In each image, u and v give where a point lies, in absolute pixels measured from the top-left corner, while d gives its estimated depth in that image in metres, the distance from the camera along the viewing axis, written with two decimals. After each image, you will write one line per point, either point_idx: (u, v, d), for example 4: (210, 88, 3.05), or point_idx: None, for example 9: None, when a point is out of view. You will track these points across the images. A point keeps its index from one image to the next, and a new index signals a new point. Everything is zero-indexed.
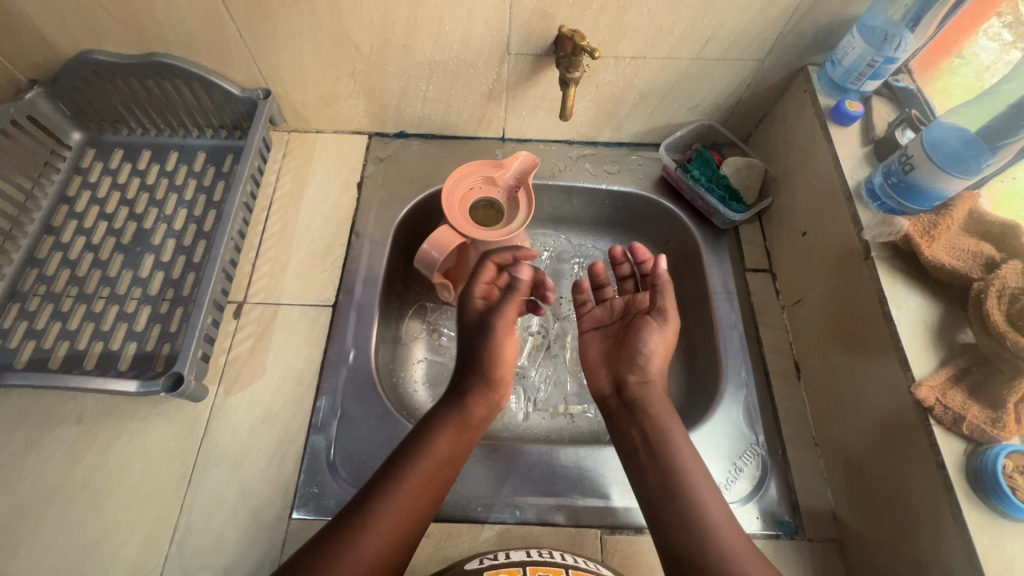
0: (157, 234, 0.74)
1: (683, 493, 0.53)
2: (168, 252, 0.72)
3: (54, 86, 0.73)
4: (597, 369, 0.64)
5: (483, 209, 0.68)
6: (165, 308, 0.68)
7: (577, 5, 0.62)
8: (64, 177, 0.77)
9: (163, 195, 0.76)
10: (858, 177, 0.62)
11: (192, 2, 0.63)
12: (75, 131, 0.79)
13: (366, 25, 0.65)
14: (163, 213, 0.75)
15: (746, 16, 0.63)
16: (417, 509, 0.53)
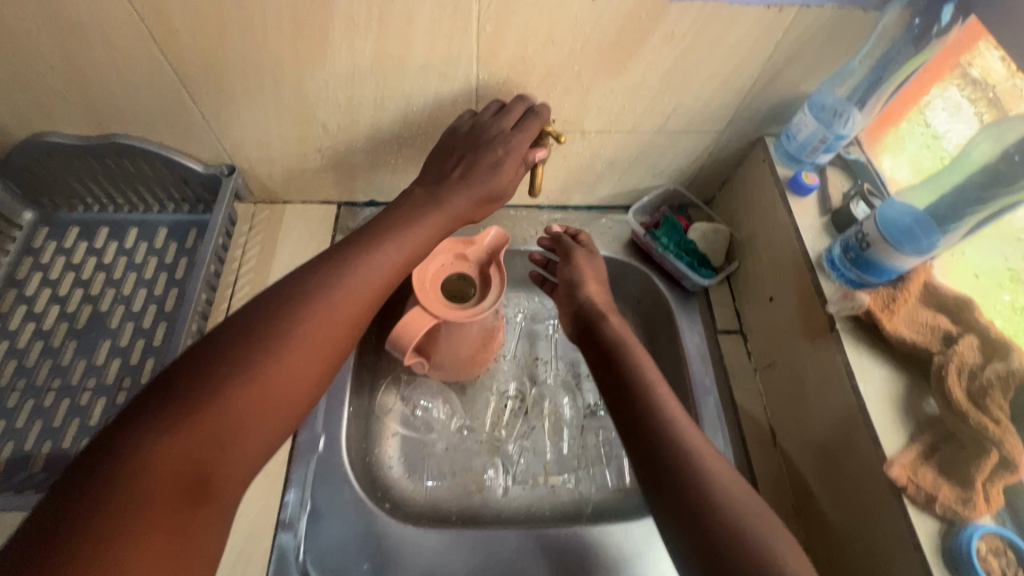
0: (114, 317, 0.70)
1: (699, 479, 0.48)
2: (126, 336, 0.69)
3: (3, 167, 0.70)
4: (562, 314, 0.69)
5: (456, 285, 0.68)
6: (122, 398, 0.65)
7: (542, 87, 0.63)
8: (14, 259, 0.74)
9: (121, 275, 0.74)
10: (819, 248, 0.64)
11: (152, 87, 0.62)
12: (27, 210, 0.76)
13: (333, 107, 0.65)
14: (121, 294, 0.72)
15: (704, 94, 0.66)
16: (308, 371, 0.48)
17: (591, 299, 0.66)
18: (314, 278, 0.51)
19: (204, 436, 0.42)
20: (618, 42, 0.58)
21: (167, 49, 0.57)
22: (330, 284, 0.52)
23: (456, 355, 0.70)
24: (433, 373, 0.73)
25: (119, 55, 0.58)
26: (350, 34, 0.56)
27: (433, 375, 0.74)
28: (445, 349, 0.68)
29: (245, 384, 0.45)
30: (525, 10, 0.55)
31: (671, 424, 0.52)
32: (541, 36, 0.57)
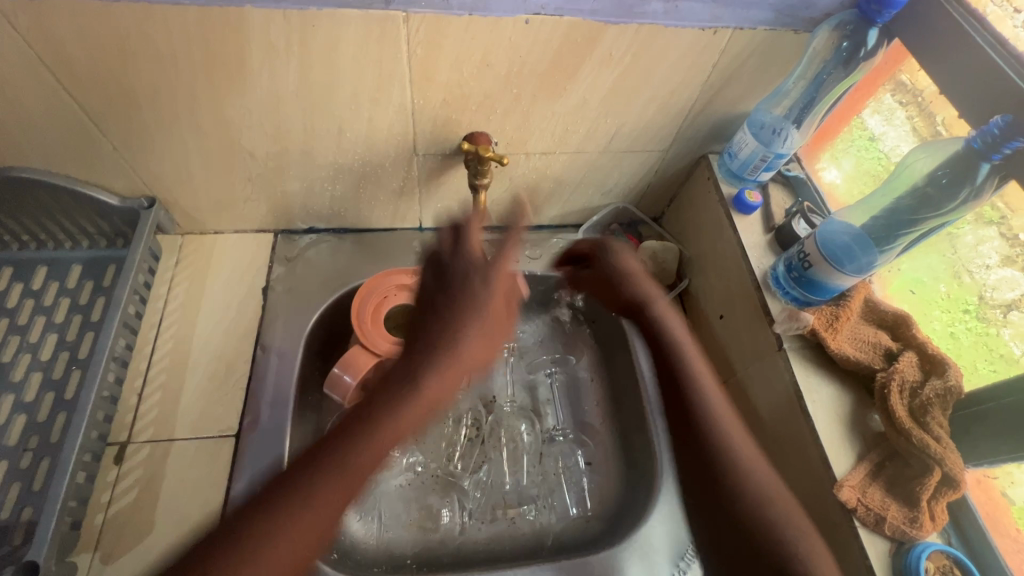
0: (18, 368, 0.63)
1: (745, 484, 0.50)
2: (33, 389, 0.62)
3: None
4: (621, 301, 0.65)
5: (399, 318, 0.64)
6: (28, 461, 0.58)
7: (481, 111, 0.61)
8: None
9: (27, 320, 0.67)
10: (764, 266, 0.64)
11: (51, 117, 0.56)
12: None
13: (259, 135, 0.61)
14: (28, 341, 0.65)
15: (646, 115, 0.65)
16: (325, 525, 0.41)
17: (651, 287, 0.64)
18: (404, 416, 0.47)
19: (249, 558, 0.38)
20: (555, 64, 0.57)
21: (62, 76, 0.52)
22: (403, 427, 0.46)
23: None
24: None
25: (6, 84, 0.52)
26: (269, 59, 0.52)
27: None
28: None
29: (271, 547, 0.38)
30: (456, 33, 0.52)
31: (728, 439, 0.52)
32: (475, 59, 0.55)
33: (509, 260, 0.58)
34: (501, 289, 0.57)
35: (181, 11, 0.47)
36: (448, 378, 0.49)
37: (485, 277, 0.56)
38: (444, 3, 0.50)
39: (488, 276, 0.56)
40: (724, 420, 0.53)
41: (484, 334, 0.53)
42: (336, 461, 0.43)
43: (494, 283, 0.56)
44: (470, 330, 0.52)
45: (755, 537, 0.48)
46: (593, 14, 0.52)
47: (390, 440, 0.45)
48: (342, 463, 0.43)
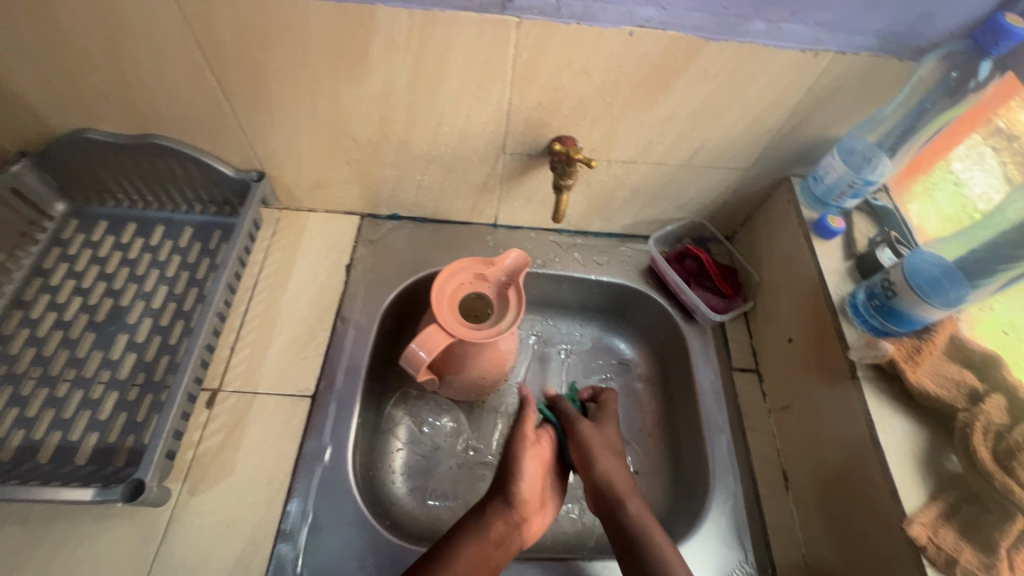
0: (133, 312, 0.71)
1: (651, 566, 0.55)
2: (144, 331, 0.70)
3: (42, 159, 0.72)
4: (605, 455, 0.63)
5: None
6: (134, 395, 0.65)
7: (572, 115, 0.64)
8: (41, 248, 0.75)
9: (144, 271, 0.75)
10: (842, 292, 0.63)
11: (192, 93, 0.63)
12: (59, 202, 0.78)
13: (364, 121, 0.66)
14: (143, 290, 0.73)
15: (731, 133, 0.66)
16: None
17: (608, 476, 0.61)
18: (466, 554, 0.54)
19: None
20: (652, 75, 0.59)
21: (210, 57, 0.58)
22: (472, 560, 0.54)
23: (468, 379, 0.68)
24: (447, 394, 0.73)
25: (165, 62, 0.59)
26: (389, 53, 0.57)
27: (446, 394, 0.73)
28: (458, 372, 0.67)
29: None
30: (562, 39, 0.55)
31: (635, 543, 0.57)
32: (576, 66, 0.58)
33: (537, 476, 0.61)
34: (536, 491, 0.59)
35: (322, 5, 0.52)
36: (482, 563, 0.54)
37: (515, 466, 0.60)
38: (555, 10, 0.53)
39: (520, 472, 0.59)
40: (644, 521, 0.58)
41: (510, 510, 0.58)
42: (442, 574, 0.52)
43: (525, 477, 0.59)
44: (493, 516, 0.57)
45: None
46: (696, 30, 0.54)
47: None
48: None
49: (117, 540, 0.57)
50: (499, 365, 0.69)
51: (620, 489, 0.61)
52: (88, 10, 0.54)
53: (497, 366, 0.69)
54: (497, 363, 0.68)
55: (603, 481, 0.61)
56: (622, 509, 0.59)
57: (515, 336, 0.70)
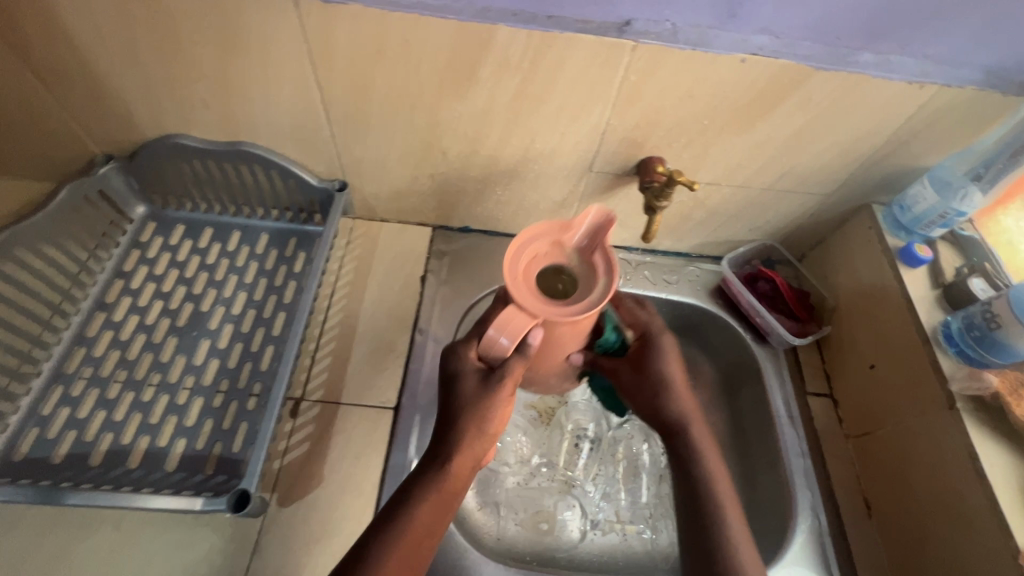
0: (214, 318, 0.71)
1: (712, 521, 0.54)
2: (226, 337, 0.70)
3: (129, 162, 0.73)
4: (668, 388, 0.61)
5: (551, 279, 0.58)
6: (219, 401, 0.65)
7: (667, 137, 0.64)
8: (122, 250, 0.76)
9: (223, 276, 0.75)
10: (933, 319, 0.64)
11: (293, 103, 0.64)
12: (139, 205, 0.78)
13: (459, 136, 0.66)
14: (222, 295, 0.73)
15: (820, 160, 0.67)
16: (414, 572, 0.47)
17: (669, 408, 0.61)
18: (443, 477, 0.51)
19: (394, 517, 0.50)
20: (756, 100, 0.59)
21: (319, 70, 0.59)
22: (444, 498, 0.50)
23: (551, 357, 0.61)
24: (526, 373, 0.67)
25: (272, 72, 0.60)
26: (499, 71, 0.57)
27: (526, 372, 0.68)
28: (542, 354, 0.60)
29: (397, 552, 0.47)
30: (673, 64, 0.56)
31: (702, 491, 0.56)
32: (681, 90, 0.59)
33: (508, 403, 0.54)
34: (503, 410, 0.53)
35: (444, 24, 0.53)
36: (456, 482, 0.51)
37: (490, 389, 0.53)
38: (671, 35, 0.54)
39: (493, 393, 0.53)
40: (710, 466, 0.58)
41: (481, 433, 0.53)
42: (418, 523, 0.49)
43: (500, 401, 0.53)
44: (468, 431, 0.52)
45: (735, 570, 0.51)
46: (807, 58, 0.55)
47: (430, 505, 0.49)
48: (422, 521, 0.49)
49: (210, 549, 0.56)
50: (579, 339, 0.60)
51: (704, 458, 0.59)
52: (209, 20, 0.54)
53: (577, 342, 0.61)
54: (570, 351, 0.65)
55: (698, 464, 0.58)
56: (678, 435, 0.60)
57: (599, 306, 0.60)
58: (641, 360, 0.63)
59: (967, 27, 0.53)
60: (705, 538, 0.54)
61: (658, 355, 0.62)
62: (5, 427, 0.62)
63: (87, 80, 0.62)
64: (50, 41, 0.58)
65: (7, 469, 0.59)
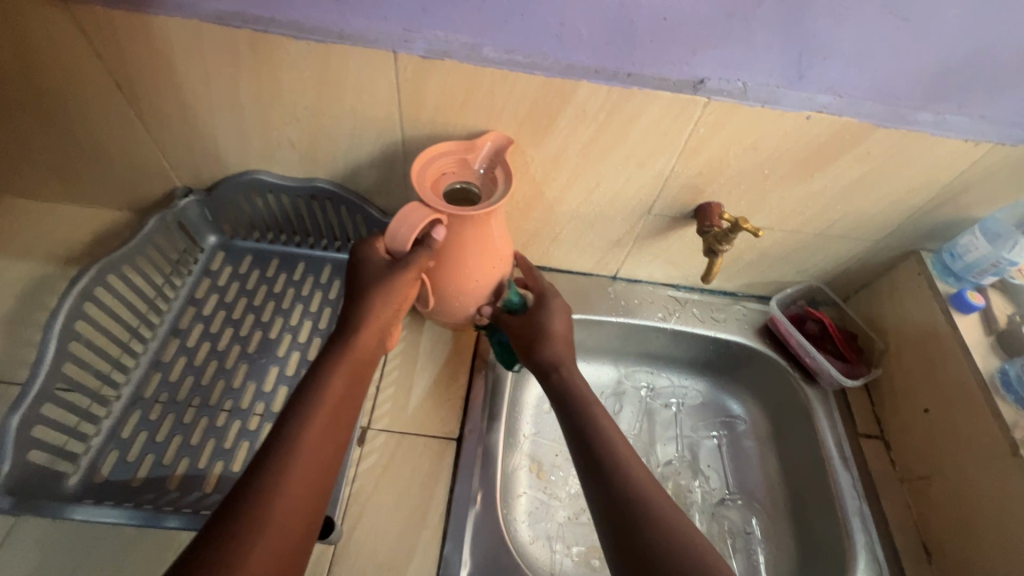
0: (282, 345, 0.73)
1: (603, 454, 0.56)
2: (293, 365, 0.72)
3: (208, 195, 0.77)
4: (556, 339, 0.66)
5: (457, 195, 0.63)
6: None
7: (727, 185, 0.68)
8: (194, 278, 0.79)
9: (289, 305, 0.77)
10: (990, 366, 0.65)
11: (374, 145, 0.67)
12: (210, 235, 0.82)
13: (528, 179, 0.70)
14: (289, 323, 0.75)
15: (872, 209, 0.70)
16: (311, 494, 0.47)
17: (553, 353, 0.65)
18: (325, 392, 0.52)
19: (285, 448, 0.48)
20: (816, 154, 0.63)
21: (405, 117, 0.63)
22: (319, 452, 0.49)
23: (463, 280, 0.64)
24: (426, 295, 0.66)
25: (360, 116, 0.64)
26: (576, 121, 0.61)
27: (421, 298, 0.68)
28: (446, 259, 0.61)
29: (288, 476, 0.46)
30: (742, 119, 0.59)
31: (592, 428, 0.59)
32: (746, 142, 0.62)
33: (407, 296, 0.58)
34: (402, 303, 0.58)
35: (531, 78, 0.57)
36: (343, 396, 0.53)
37: (385, 284, 0.57)
38: (742, 93, 0.57)
39: (388, 287, 0.56)
40: (585, 400, 0.62)
41: (375, 326, 0.57)
42: (281, 498, 0.45)
43: (395, 292, 0.57)
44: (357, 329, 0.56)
45: (629, 493, 0.52)
46: (869, 117, 0.59)
47: (317, 420, 0.50)
48: (310, 441, 0.49)
49: None
50: (493, 264, 0.64)
51: (584, 396, 0.62)
52: (311, 69, 0.59)
53: (489, 263, 0.64)
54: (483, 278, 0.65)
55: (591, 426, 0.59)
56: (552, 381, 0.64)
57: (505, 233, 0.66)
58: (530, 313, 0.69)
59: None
60: (602, 471, 0.54)
61: (548, 312, 0.68)
62: (87, 448, 0.64)
63: (186, 119, 0.67)
64: (159, 85, 0.63)
65: (89, 491, 0.61)
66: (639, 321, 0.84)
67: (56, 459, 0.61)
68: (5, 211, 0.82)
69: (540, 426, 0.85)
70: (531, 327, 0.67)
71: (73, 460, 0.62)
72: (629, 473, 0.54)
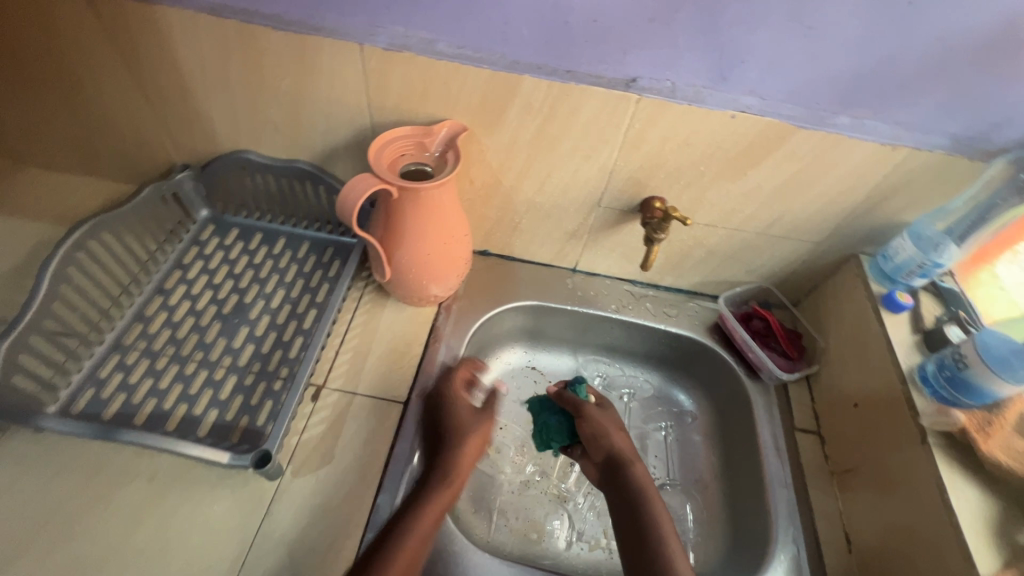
0: (255, 310, 0.80)
1: (659, 548, 0.62)
2: (262, 327, 0.78)
3: (201, 171, 0.85)
4: (615, 434, 0.73)
5: (414, 174, 0.71)
6: (250, 380, 0.72)
7: (667, 180, 0.73)
8: (184, 246, 0.87)
9: (265, 274, 0.85)
10: (911, 362, 0.68)
11: (347, 130, 0.75)
12: (203, 209, 0.90)
13: (485, 167, 0.76)
14: (264, 290, 0.82)
15: (807, 210, 0.74)
16: None
17: (617, 446, 0.72)
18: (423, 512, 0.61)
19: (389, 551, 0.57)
20: (746, 151, 0.68)
21: (373, 104, 0.70)
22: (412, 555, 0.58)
23: (412, 252, 0.72)
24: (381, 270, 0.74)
25: (334, 103, 0.71)
26: (523, 113, 0.68)
27: (377, 271, 0.75)
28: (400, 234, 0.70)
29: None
30: (673, 115, 0.65)
31: (651, 519, 0.65)
32: (679, 138, 0.67)
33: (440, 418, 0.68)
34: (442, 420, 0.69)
35: (479, 71, 0.64)
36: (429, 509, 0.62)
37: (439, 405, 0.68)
38: (671, 92, 0.63)
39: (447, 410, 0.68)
40: (647, 493, 0.68)
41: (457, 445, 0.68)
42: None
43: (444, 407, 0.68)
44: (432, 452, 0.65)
45: None
46: (788, 118, 0.64)
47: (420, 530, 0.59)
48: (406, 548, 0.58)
49: (229, 508, 0.63)
50: (442, 241, 0.72)
51: (646, 488, 0.68)
52: (290, 58, 0.67)
53: (439, 240, 0.72)
54: (435, 263, 0.74)
55: (644, 510, 0.66)
56: (623, 472, 0.70)
57: (458, 214, 0.73)
58: (598, 407, 0.76)
59: (932, 100, 0.61)
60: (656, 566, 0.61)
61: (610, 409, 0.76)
62: (69, 384, 0.71)
63: (185, 101, 0.75)
64: (163, 69, 0.71)
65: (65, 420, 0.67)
66: (593, 310, 0.89)
67: (39, 389, 0.68)
68: (25, 179, 0.92)
69: None
70: (593, 419, 0.73)
71: (55, 392, 0.69)
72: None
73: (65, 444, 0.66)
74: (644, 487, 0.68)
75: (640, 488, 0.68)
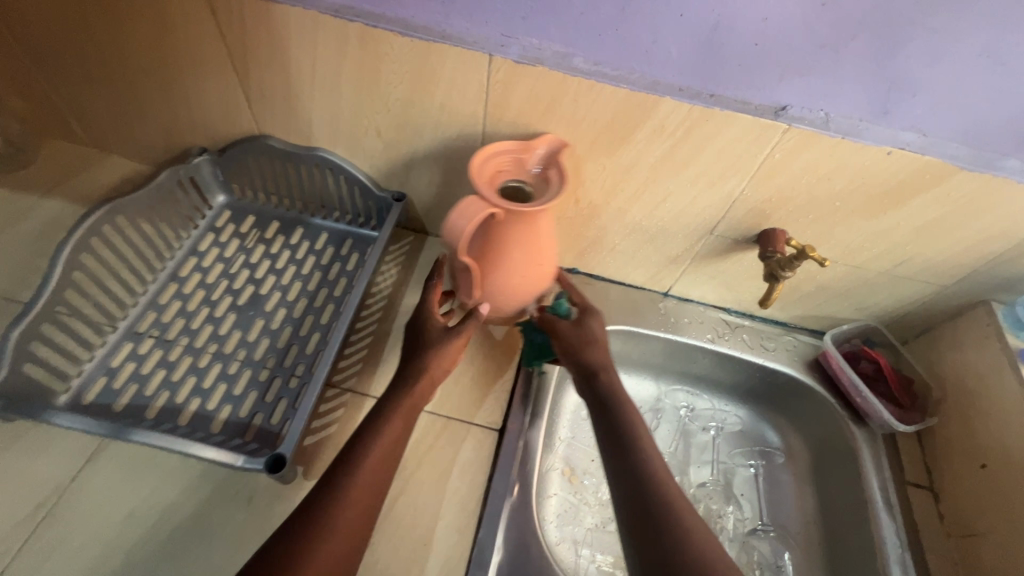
0: (271, 301, 0.78)
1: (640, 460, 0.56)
2: (278, 320, 0.76)
3: (219, 156, 0.82)
4: (590, 345, 0.65)
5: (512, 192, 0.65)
6: (265, 376, 0.70)
7: (795, 213, 0.68)
8: (199, 233, 0.85)
9: (282, 266, 0.82)
10: None
11: (455, 141, 0.71)
12: (220, 194, 0.87)
13: (595, 188, 0.72)
14: (280, 282, 0.80)
15: (943, 253, 0.69)
16: (361, 520, 0.52)
17: (595, 356, 0.64)
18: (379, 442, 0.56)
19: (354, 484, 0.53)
20: (892, 191, 0.63)
21: (490, 117, 0.66)
22: (370, 478, 0.54)
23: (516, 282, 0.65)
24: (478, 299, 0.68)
25: (448, 113, 0.68)
26: (652, 136, 0.63)
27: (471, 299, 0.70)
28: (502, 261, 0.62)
29: (344, 496, 0.52)
30: (821, 148, 0.60)
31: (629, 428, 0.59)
32: (822, 171, 0.62)
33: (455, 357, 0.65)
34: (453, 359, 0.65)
35: (615, 90, 0.59)
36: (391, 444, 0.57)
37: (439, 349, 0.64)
38: (824, 123, 0.58)
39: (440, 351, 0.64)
40: (625, 402, 0.62)
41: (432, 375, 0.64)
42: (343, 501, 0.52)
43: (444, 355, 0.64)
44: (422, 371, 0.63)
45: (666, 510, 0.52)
46: (952, 158, 0.58)
47: (377, 451, 0.56)
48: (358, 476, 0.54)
49: None
50: (544, 265, 0.65)
51: (620, 396, 0.62)
52: (412, 64, 0.63)
53: (542, 264, 0.65)
54: (535, 288, 0.67)
55: (621, 421, 0.60)
56: (595, 380, 0.63)
57: (554, 234, 0.66)
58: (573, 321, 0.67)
59: None
60: (636, 477, 0.55)
61: (593, 318, 0.67)
62: (79, 372, 0.69)
63: (288, 101, 0.72)
64: (270, 68, 0.68)
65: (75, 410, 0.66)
66: (686, 339, 0.84)
67: (49, 378, 0.66)
68: (107, 169, 0.89)
69: (576, 432, 0.85)
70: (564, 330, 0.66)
71: (66, 380, 0.68)
72: (661, 490, 0.53)
73: (159, 458, 0.64)
74: (619, 394, 0.62)
75: (608, 393, 0.62)
